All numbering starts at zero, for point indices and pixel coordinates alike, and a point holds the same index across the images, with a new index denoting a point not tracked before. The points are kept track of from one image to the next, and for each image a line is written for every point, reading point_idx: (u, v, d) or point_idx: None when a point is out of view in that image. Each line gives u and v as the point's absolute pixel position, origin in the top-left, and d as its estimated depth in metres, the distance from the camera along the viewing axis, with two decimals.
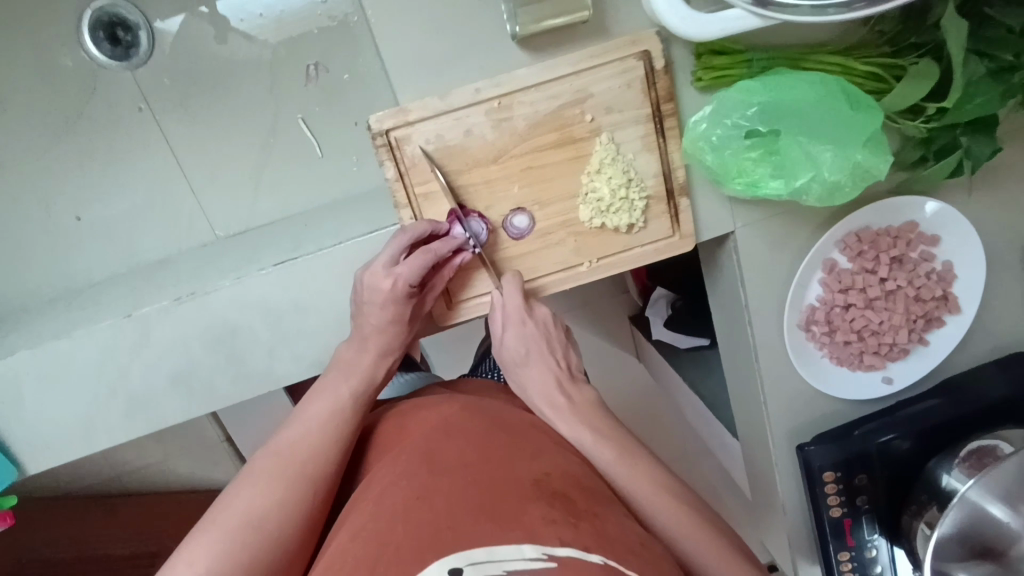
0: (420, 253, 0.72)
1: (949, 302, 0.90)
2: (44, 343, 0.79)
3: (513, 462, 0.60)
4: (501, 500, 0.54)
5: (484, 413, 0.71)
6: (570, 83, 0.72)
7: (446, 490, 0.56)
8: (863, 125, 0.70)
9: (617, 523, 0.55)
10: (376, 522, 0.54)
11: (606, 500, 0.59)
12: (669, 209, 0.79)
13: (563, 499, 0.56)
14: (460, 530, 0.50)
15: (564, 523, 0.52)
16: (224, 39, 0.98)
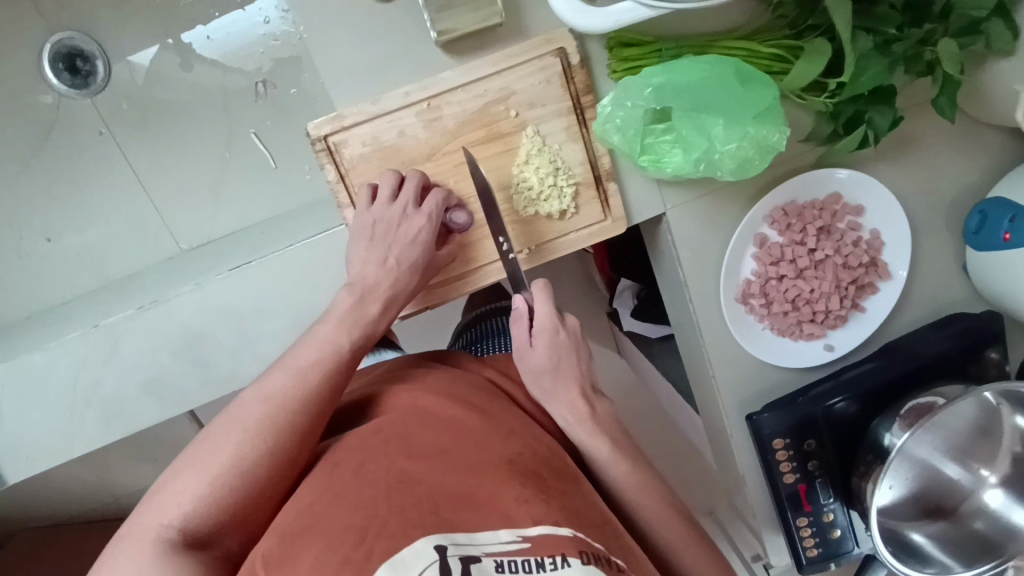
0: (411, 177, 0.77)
1: (879, 268, 0.94)
2: (20, 356, 0.85)
3: (486, 444, 0.65)
4: (480, 482, 0.59)
5: (454, 391, 0.74)
6: (493, 82, 0.78)
7: (427, 470, 0.60)
8: (753, 100, 0.76)
9: (583, 502, 0.62)
10: (356, 492, 0.57)
11: (574, 481, 0.65)
12: (598, 195, 0.84)
13: (535, 479, 0.61)
14: (441, 509, 0.55)
15: (537, 502, 0.58)
16: (188, 67, 1.04)
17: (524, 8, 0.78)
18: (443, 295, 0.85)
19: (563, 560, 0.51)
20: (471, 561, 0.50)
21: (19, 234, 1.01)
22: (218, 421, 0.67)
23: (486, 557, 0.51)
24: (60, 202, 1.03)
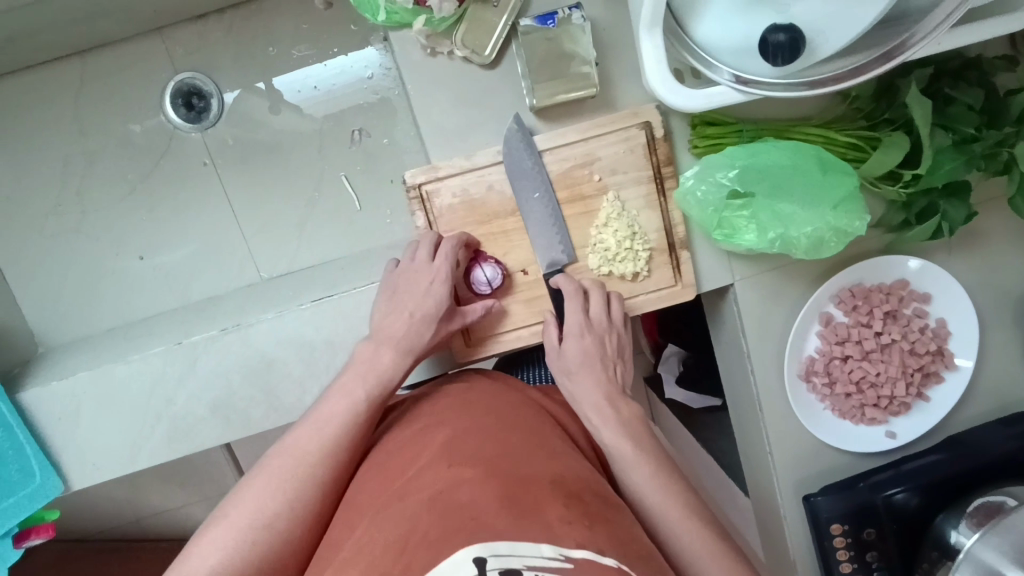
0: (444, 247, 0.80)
1: (945, 357, 0.93)
2: (103, 367, 0.88)
3: (530, 461, 0.63)
4: (524, 495, 0.56)
5: (501, 407, 0.74)
6: (580, 148, 0.82)
7: (464, 483, 0.58)
8: (837, 183, 0.80)
9: (630, 531, 0.57)
10: (398, 511, 0.59)
11: (620, 509, 0.61)
12: (671, 260, 0.87)
13: (577, 501, 0.58)
14: (477, 520, 0.52)
15: (580, 525, 0.54)
16: (278, 110, 1.00)
17: (615, 83, 0.83)
18: (510, 344, 0.87)
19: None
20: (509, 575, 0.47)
21: (112, 252, 1.02)
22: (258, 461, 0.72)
23: (526, 571, 0.47)
24: (145, 218, 1.02)
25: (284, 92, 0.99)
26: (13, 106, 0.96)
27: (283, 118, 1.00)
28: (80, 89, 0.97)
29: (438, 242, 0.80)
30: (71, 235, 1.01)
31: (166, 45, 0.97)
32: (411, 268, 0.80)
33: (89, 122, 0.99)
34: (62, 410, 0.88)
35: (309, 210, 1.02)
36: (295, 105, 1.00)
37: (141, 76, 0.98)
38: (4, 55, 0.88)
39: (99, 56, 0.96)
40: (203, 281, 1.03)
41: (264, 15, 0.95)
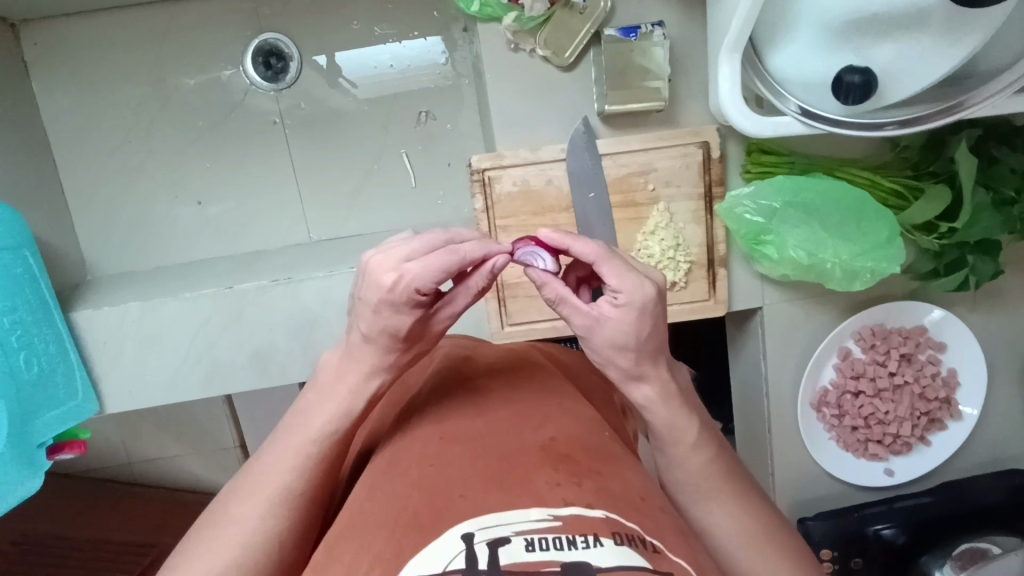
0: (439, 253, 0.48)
1: (951, 406, 0.98)
2: (155, 300, 0.91)
3: (515, 427, 0.51)
4: (505, 468, 0.45)
5: (492, 374, 0.60)
6: (639, 157, 0.87)
7: (450, 459, 0.47)
8: (880, 222, 0.85)
9: (624, 477, 0.47)
10: (392, 476, 0.47)
11: (616, 457, 0.49)
12: (708, 276, 0.91)
13: (566, 460, 0.47)
14: (457, 496, 0.43)
15: (569, 485, 0.44)
16: (336, 83, 1.03)
17: (681, 102, 0.88)
18: (543, 334, 0.92)
19: (596, 539, 0.39)
20: (498, 546, 0.38)
21: (172, 195, 1.06)
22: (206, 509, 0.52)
23: (516, 537, 0.38)
24: (208, 165, 1.06)
25: (342, 67, 1.03)
26: (103, 41, 1.01)
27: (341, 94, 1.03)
28: (167, 34, 1.01)
29: (431, 248, 0.48)
30: (135, 172, 1.05)
31: (255, 4, 1.01)
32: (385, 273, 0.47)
33: (170, 67, 1.02)
34: (109, 335, 0.91)
35: (366, 180, 1.07)
36: (365, 80, 1.03)
37: (226, 29, 1.01)
38: None
39: (191, 5, 1.01)
40: (255, 233, 1.07)
41: None
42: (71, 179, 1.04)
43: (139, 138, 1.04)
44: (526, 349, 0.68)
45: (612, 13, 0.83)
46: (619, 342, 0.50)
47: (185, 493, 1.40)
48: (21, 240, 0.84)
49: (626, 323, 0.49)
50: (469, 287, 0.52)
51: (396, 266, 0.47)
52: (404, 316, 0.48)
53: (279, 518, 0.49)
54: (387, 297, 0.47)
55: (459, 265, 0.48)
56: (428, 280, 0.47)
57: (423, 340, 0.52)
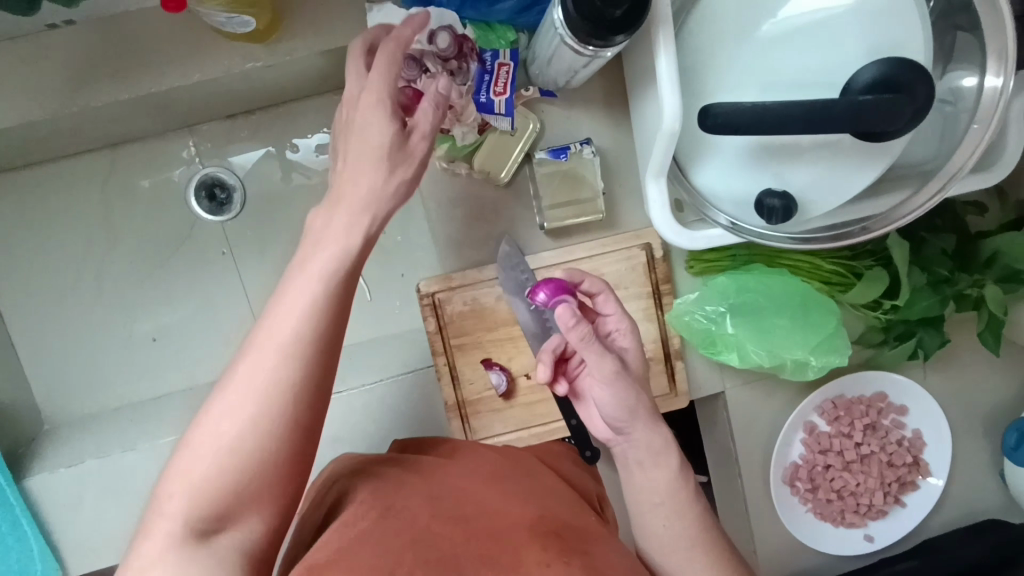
0: (390, 49, 0.60)
1: (919, 467, 0.99)
2: (112, 454, 0.90)
3: (506, 506, 0.63)
4: (497, 547, 0.57)
5: (488, 466, 0.73)
6: (584, 265, 0.88)
7: (447, 528, 0.59)
8: (826, 319, 0.86)
9: (607, 558, 0.59)
10: (386, 545, 0.56)
11: (596, 539, 0.62)
12: (666, 370, 0.92)
13: (554, 538, 0.59)
14: (454, 568, 0.54)
15: (557, 563, 0.55)
16: (291, 170, 1.03)
17: (620, 207, 0.89)
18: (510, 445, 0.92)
19: None
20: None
21: (126, 331, 1.05)
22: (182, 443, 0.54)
23: None
24: (160, 298, 1.05)
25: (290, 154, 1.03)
26: (43, 189, 1.00)
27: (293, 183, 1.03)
28: (110, 177, 1.01)
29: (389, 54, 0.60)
30: (86, 313, 1.04)
31: (195, 139, 1.01)
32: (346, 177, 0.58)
33: (113, 208, 1.02)
34: (66, 496, 0.89)
35: None
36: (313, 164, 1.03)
37: (167, 167, 1.02)
38: (41, 147, 0.93)
39: (128, 148, 1.01)
40: (212, 360, 1.06)
41: (293, 120, 1.01)
42: (20, 329, 1.03)
43: (86, 280, 1.03)
44: (514, 454, 0.81)
45: (542, 132, 0.85)
46: (637, 369, 0.69)
47: None
48: None
49: (633, 348, 0.70)
50: (431, 104, 0.60)
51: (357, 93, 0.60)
52: (374, 133, 0.58)
53: (233, 480, 0.52)
54: (387, 53, 0.60)
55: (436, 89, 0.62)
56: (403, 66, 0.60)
57: (410, 159, 0.59)
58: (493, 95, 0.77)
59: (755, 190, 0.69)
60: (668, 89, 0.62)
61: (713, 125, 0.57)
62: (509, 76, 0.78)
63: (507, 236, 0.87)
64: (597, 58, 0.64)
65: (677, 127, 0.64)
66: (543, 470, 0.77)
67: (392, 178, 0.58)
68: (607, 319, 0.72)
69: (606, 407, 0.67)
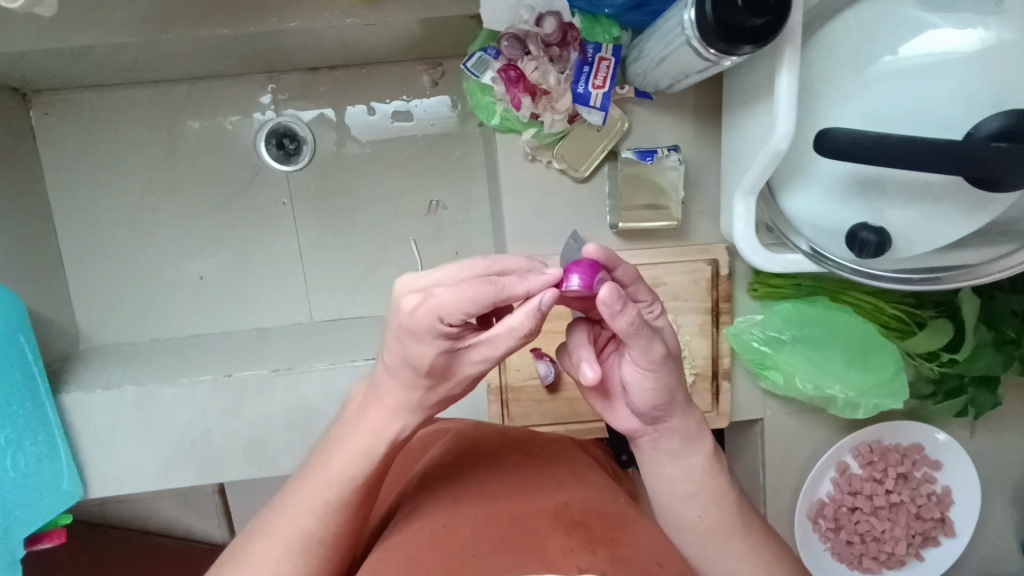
0: (435, 303, 0.45)
1: (946, 525, 0.98)
2: (150, 386, 0.89)
3: (526, 494, 0.54)
4: (518, 533, 0.48)
5: (506, 449, 0.64)
6: (649, 271, 0.87)
7: (465, 522, 0.50)
8: (886, 362, 0.85)
9: (637, 548, 0.48)
10: (414, 539, 0.50)
11: (633, 528, 0.51)
12: (711, 388, 0.92)
13: (580, 529, 0.49)
14: (474, 557, 0.46)
15: (584, 552, 0.46)
16: (360, 134, 1.03)
17: (694, 218, 0.88)
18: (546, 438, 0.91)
19: None
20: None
21: (173, 266, 1.05)
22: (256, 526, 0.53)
23: None
24: (213, 239, 1.05)
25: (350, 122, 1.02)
26: (117, 113, 1.00)
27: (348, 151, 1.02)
28: (184, 111, 1.01)
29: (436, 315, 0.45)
30: (137, 243, 1.04)
31: (273, 87, 1.01)
32: (416, 291, 0.45)
33: (182, 142, 1.02)
34: (102, 420, 0.89)
35: (374, 263, 1.06)
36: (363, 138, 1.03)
37: (239, 109, 1.01)
38: (125, 71, 0.92)
39: (206, 85, 1.00)
40: (255, 308, 1.06)
41: (374, 84, 1.01)
42: (71, 248, 1.02)
43: (144, 209, 1.03)
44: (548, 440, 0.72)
45: (628, 132, 0.84)
46: (676, 351, 0.56)
47: (159, 537, 1.36)
48: (13, 326, 0.81)
49: (672, 329, 0.56)
50: (509, 328, 0.47)
51: (420, 290, 0.46)
52: (428, 349, 0.47)
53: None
54: (416, 326, 0.46)
55: (498, 301, 0.45)
56: (455, 310, 0.45)
57: (451, 377, 0.50)
58: (591, 87, 0.77)
59: (846, 223, 0.69)
60: (783, 107, 0.63)
61: (830, 148, 0.57)
62: (610, 70, 0.77)
63: (574, 230, 0.87)
64: (716, 64, 0.62)
65: (783, 146, 0.64)
66: (581, 460, 0.68)
67: (462, 353, 0.48)
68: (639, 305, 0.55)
69: (640, 395, 0.55)
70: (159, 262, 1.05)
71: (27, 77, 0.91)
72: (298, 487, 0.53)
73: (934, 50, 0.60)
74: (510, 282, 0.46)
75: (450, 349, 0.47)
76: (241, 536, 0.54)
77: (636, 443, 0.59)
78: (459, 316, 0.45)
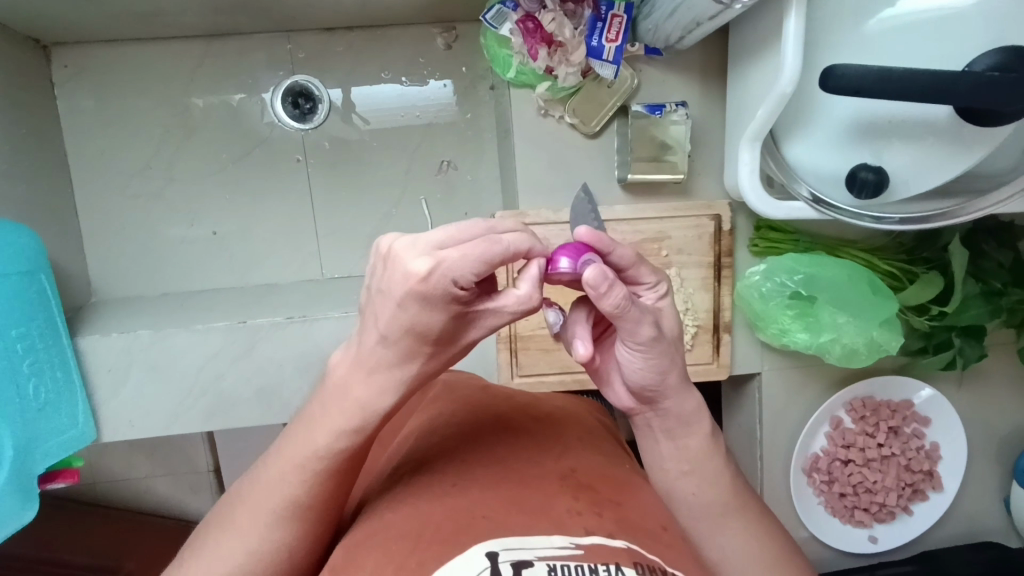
0: (447, 262, 0.39)
1: (933, 478, 1.02)
2: (165, 330, 0.90)
3: (536, 461, 0.54)
4: (526, 496, 0.47)
5: (512, 414, 0.63)
6: (655, 225, 0.91)
7: (474, 486, 0.49)
8: (882, 309, 0.89)
9: (640, 510, 0.49)
10: (417, 500, 0.48)
11: (635, 493, 0.52)
12: (713, 340, 0.95)
13: (587, 492, 0.49)
14: (483, 516, 0.44)
15: (590, 514, 0.45)
16: (372, 97, 1.05)
17: (698, 175, 0.92)
18: (553, 386, 0.94)
19: (618, 569, 0.39)
20: (521, 568, 0.38)
21: (187, 222, 1.07)
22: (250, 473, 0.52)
23: (539, 561, 0.39)
24: (226, 197, 1.07)
25: (356, 103, 1.05)
26: (136, 67, 1.02)
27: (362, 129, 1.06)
28: (202, 68, 1.03)
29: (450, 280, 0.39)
30: (151, 198, 1.06)
31: (290, 46, 1.03)
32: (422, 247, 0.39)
33: (199, 97, 1.04)
34: (115, 362, 0.90)
35: (384, 222, 1.09)
36: (363, 116, 1.06)
37: (256, 67, 1.03)
38: (146, 23, 0.94)
39: (225, 42, 1.02)
40: (267, 265, 1.09)
41: (389, 45, 1.04)
42: (87, 200, 1.04)
43: (160, 164, 1.05)
44: (547, 403, 0.70)
45: (637, 89, 0.87)
46: (674, 332, 0.51)
47: (152, 516, 1.34)
48: (36, 265, 0.84)
49: (672, 307, 0.51)
50: (517, 296, 0.43)
51: (427, 251, 0.40)
52: (427, 313, 0.41)
53: (288, 524, 0.49)
54: (422, 291, 0.39)
55: (506, 262, 0.40)
56: (467, 272, 0.39)
57: (452, 344, 0.44)
58: (605, 41, 0.81)
59: (846, 167, 0.73)
60: (789, 53, 0.68)
61: (835, 85, 0.61)
62: (622, 26, 0.81)
63: (582, 183, 0.89)
64: (728, 9, 0.66)
65: (789, 90, 0.69)
66: (586, 423, 0.67)
67: (465, 322, 0.43)
68: (640, 286, 0.51)
69: (636, 376, 0.52)
70: (173, 217, 1.07)
71: (48, 28, 0.92)
72: (280, 452, 0.49)
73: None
74: (516, 239, 0.41)
75: (458, 314, 0.41)
76: (232, 493, 0.52)
77: (631, 417, 0.57)
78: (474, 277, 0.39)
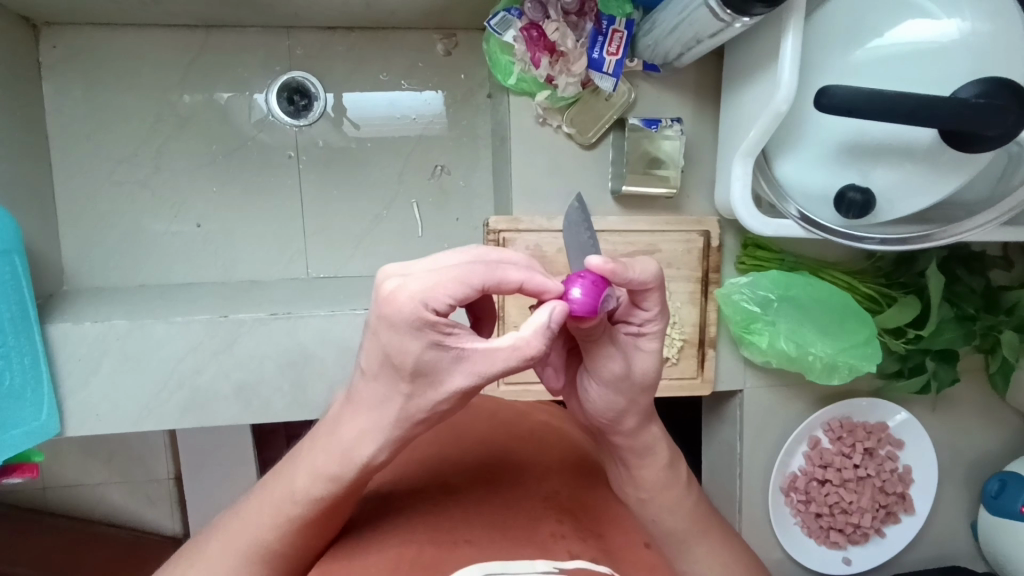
0: (416, 292, 0.37)
1: (905, 501, 1.03)
2: (143, 321, 0.87)
3: (517, 477, 0.51)
4: (505, 519, 0.45)
5: (492, 426, 0.59)
6: (646, 237, 0.92)
7: (458, 503, 0.47)
8: (860, 329, 0.91)
9: (624, 533, 0.47)
10: (398, 518, 0.45)
11: (614, 513, 0.50)
12: (698, 354, 0.96)
13: (570, 516, 0.46)
14: (465, 539, 0.42)
15: (574, 539, 0.44)
16: (367, 99, 1.05)
17: (689, 191, 0.94)
18: (538, 395, 0.94)
19: None
20: None
21: (170, 214, 1.04)
22: (229, 505, 0.48)
23: None
24: (214, 189, 1.05)
25: (350, 107, 1.05)
26: (129, 54, 1.00)
27: (358, 131, 1.06)
28: (197, 58, 1.02)
29: (424, 314, 0.37)
30: (135, 187, 1.03)
31: (289, 42, 1.03)
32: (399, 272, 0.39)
33: (193, 88, 1.02)
34: (87, 352, 0.86)
35: (375, 224, 1.08)
36: (354, 121, 1.06)
37: (252, 61, 1.02)
38: (143, 9, 0.93)
39: (223, 35, 1.02)
40: (250, 262, 1.07)
41: (389, 48, 1.04)
42: (67, 186, 1.01)
43: (148, 153, 1.03)
44: (529, 407, 0.68)
45: (634, 103, 0.89)
46: (647, 376, 0.49)
47: (106, 527, 1.27)
48: (12, 245, 0.81)
49: (656, 354, 0.49)
50: (513, 343, 0.39)
51: (407, 274, 0.39)
52: (405, 348, 0.38)
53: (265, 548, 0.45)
54: (393, 317, 0.37)
55: (487, 289, 0.39)
56: (443, 295, 0.37)
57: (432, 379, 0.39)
58: (605, 54, 0.82)
59: (834, 184, 0.76)
60: (787, 71, 0.70)
61: (828, 103, 0.63)
62: (623, 41, 0.83)
63: (578, 193, 0.91)
64: (729, 26, 0.70)
65: (785, 108, 0.71)
66: (574, 428, 0.66)
67: (447, 367, 0.39)
68: (639, 311, 0.48)
69: (593, 404, 0.51)
70: (156, 208, 1.04)
71: (41, 8, 0.90)
72: (259, 492, 0.47)
73: (921, 32, 0.67)
74: (505, 267, 0.40)
75: (436, 348, 0.38)
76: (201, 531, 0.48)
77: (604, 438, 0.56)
78: (444, 309, 0.37)
